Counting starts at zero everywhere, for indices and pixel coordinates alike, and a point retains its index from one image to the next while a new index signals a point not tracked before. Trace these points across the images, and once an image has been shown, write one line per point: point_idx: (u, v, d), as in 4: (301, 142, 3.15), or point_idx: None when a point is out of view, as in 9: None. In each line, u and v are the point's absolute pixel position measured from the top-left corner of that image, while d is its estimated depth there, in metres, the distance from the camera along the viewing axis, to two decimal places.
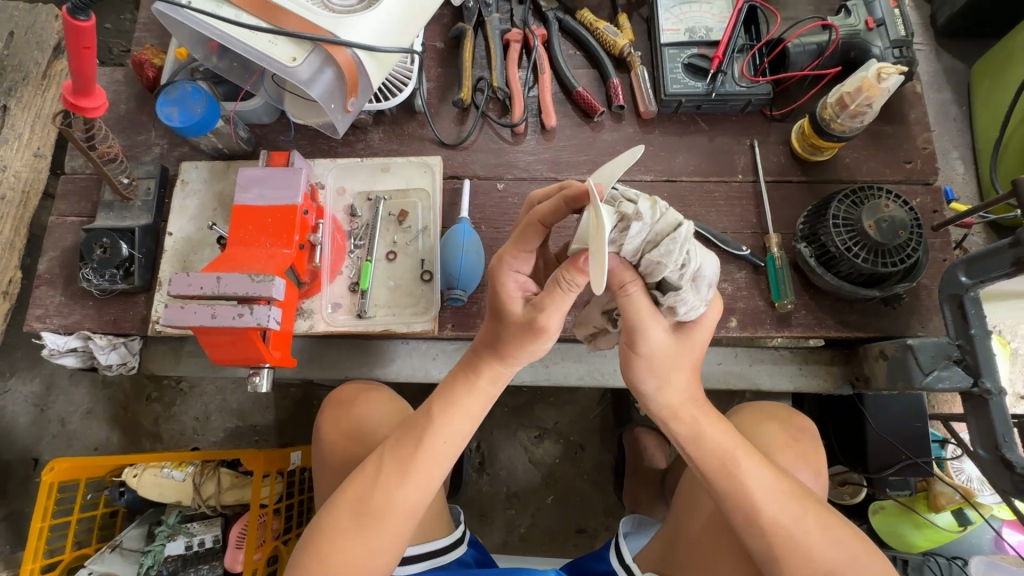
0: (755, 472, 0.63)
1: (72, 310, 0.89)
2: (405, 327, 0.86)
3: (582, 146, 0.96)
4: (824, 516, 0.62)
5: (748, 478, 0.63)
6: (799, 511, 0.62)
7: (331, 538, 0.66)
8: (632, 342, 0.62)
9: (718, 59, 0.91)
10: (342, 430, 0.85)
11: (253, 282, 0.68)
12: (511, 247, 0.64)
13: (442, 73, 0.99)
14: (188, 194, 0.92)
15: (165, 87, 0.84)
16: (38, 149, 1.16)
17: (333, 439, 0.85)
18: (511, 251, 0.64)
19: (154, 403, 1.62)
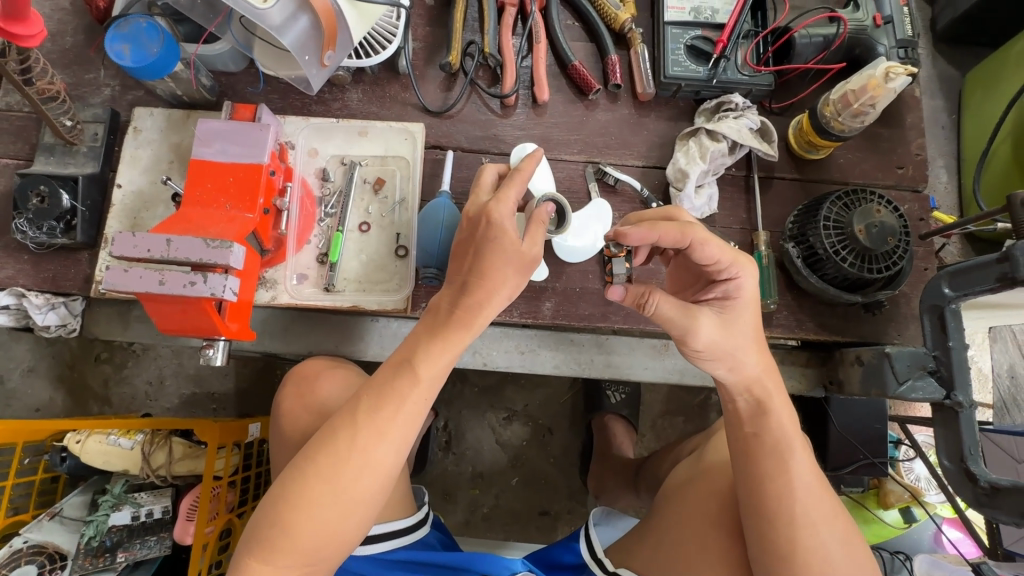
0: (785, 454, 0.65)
1: (4, 263, 0.81)
2: (376, 304, 0.80)
3: (574, 125, 0.91)
4: (834, 519, 0.63)
5: (783, 461, 0.64)
6: (813, 506, 0.62)
7: (291, 507, 0.63)
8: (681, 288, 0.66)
9: (722, 43, 0.87)
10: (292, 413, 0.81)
11: (207, 247, 0.61)
12: (508, 191, 0.64)
13: (429, 33, 0.91)
14: (141, 143, 0.84)
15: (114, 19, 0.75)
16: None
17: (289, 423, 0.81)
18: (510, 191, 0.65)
19: (103, 365, 1.53)
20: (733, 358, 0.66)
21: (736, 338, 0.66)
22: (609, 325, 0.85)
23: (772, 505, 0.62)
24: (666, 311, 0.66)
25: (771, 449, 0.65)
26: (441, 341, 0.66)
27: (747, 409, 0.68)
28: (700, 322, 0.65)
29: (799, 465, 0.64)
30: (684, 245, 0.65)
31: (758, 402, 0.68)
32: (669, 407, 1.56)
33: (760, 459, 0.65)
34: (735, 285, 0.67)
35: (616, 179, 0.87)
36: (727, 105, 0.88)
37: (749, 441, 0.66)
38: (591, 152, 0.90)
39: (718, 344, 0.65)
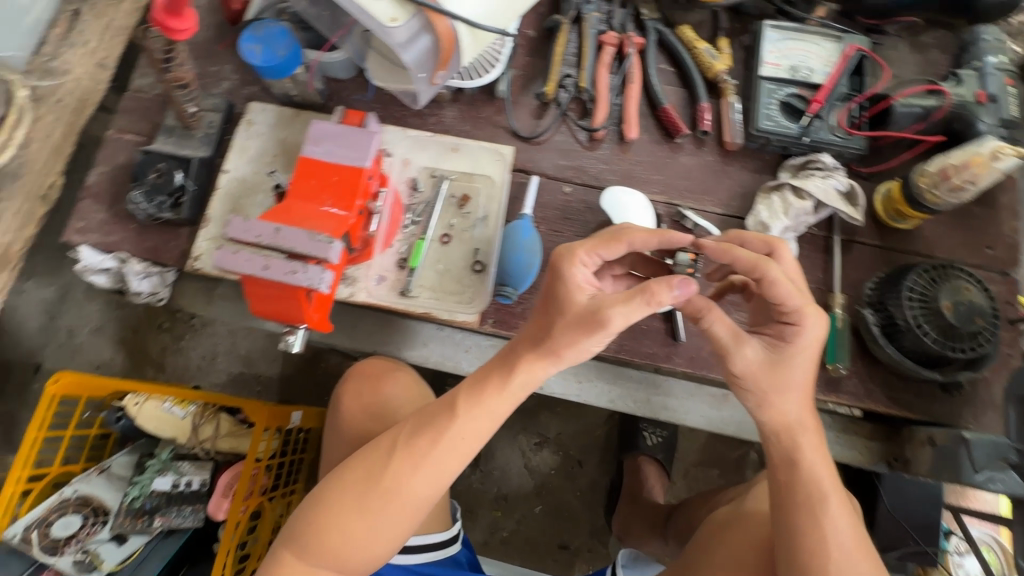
0: (823, 508, 0.64)
1: (113, 229, 0.87)
2: (447, 314, 0.82)
3: (658, 165, 0.92)
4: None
5: (822, 513, 0.64)
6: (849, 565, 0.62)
7: (333, 514, 0.72)
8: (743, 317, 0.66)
9: (818, 103, 0.87)
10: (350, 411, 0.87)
11: (311, 240, 0.65)
12: (585, 244, 0.69)
13: (528, 62, 0.96)
14: (252, 135, 0.90)
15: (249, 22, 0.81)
16: (101, 59, 1.24)
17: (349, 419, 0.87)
18: (587, 246, 0.68)
19: (164, 333, 1.61)
20: (763, 395, 0.66)
21: (776, 381, 0.65)
22: (671, 367, 0.85)
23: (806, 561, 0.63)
24: (716, 332, 0.67)
25: (809, 501, 0.64)
26: (489, 386, 0.72)
27: (779, 456, 0.67)
28: (745, 349, 0.65)
29: (833, 519, 0.63)
30: (753, 277, 0.66)
31: (789, 449, 0.67)
32: (704, 457, 1.53)
33: (795, 509, 0.65)
34: (793, 330, 0.66)
35: (695, 224, 0.88)
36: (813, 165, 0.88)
37: (785, 490, 0.66)
38: (671, 194, 0.91)
39: (757, 374, 0.65)
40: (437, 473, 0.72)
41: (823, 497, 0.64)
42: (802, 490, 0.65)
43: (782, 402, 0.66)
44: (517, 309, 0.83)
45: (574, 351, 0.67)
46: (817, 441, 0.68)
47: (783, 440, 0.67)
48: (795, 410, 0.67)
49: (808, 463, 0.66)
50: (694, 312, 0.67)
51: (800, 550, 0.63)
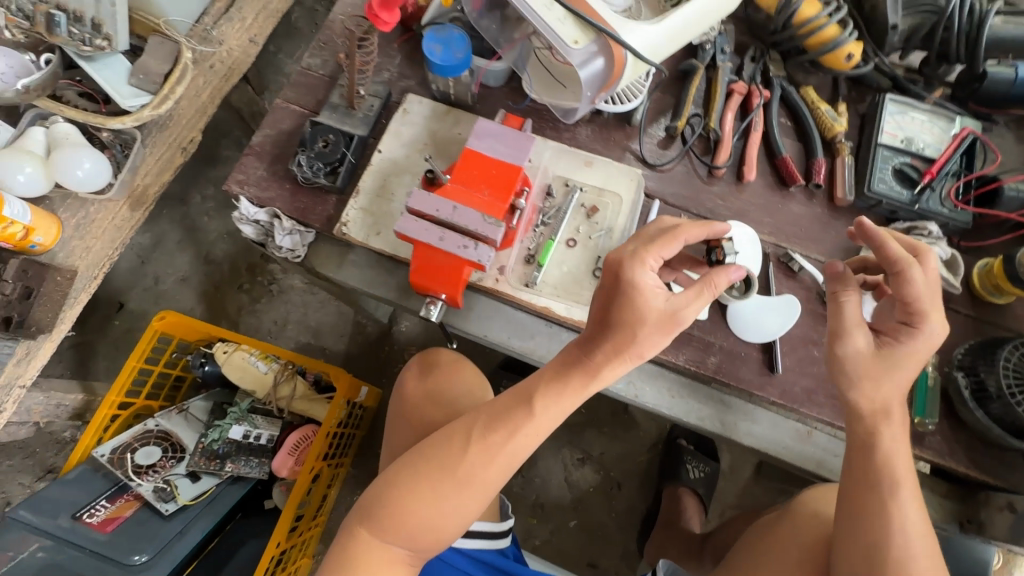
0: (898, 496, 0.71)
1: (269, 187, 0.96)
2: (565, 311, 0.89)
3: (769, 208, 0.99)
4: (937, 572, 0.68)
5: (892, 500, 0.71)
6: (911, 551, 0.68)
7: (405, 493, 0.77)
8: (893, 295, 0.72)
9: (931, 175, 0.94)
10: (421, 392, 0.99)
11: (483, 221, 0.72)
12: (650, 249, 0.73)
13: (661, 97, 1.04)
14: (406, 122, 0.98)
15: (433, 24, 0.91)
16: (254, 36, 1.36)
17: (416, 402, 0.99)
18: (654, 249, 0.73)
19: (243, 294, 1.69)
20: (874, 381, 0.73)
21: (878, 372, 0.73)
22: (763, 396, 0.90)
23: (870, 541, 0.70)
24: (847, 311, 0.75)
25: (876, 490, 0.71)
26: (565, 387, 0.77)
27: (864, 438, 0.74)
28: (858, 339, 0.73)
29: (907, 509, 0.70)
30: (897, 268, 0.72)
31: (870, 433, 0.74)
32: (740, 500, 1.55)
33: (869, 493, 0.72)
34: (913, 329, 0.73)
35: (801, 267, 0.94)
36: (920, 231, 0.94)
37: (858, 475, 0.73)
38: (780, 237, 0.98)
39: (863, 365, 0.73)
40: (507, 462, 0.78)
41: (899, 490, 0.71)
42: (876, 477, 0.72)
43: (856, 388, 0.74)
44: None
45: (648, 349, 0.74)
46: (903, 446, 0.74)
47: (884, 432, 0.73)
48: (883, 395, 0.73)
49: (890, 457, 0.72)
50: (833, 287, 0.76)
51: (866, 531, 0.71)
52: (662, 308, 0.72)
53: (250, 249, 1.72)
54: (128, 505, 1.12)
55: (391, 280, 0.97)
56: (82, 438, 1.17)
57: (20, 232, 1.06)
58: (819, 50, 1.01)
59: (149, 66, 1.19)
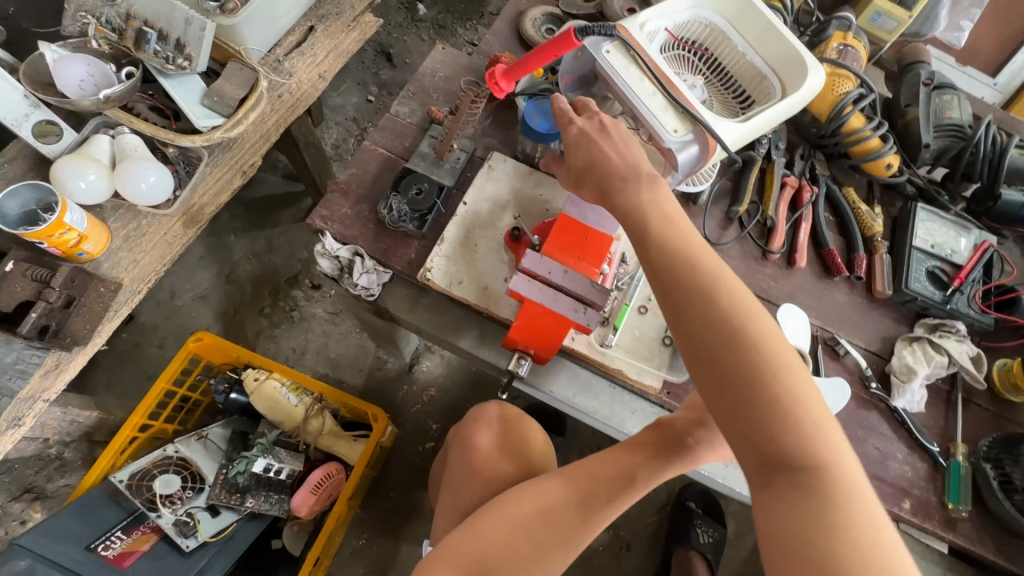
0: (721, 338, 0.60)
1: (354, 225, 0.98)
2: (636, 375, 0.93)
3: (815, 293, 1.08)
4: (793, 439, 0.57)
5: (784, 393, 0.58)
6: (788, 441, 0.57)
7: (503, 545, 0.78)
8: None
9: (960, 280, 1.05)
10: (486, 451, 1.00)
11: (592, 287, 0.76)
12: None
13: (721, 181, 1.13)
14: (491, 178, 1.03)
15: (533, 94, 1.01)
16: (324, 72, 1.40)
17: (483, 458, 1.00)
18: None
19: (262, 318, 1.66)
20: (645, 230, 0.69)
21: None
22: None
23: (815, 502, 0.55)
24: None
25: (780, 412, 0.57)
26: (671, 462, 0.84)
27: (718, 339, 0.60)
28: None
29: (765, 371, 0.59)
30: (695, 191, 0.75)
31: (704, 283, 0.63)
32: (744, 569, 1.58)
33: (781, 403, 0.58)
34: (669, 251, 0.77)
35: (846, 351, 1.02)
36: (949, 328, 1.04)
37: (707, 356, 0.60)
38: (825, 321, 1.06)
39: None
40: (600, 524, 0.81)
41: (762, 358, 0.59)
42: (734, 341, 0.60)
43: (714, 295, 0.62)
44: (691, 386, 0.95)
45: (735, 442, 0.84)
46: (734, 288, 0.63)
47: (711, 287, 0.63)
48: (735, 305, 0.62)
49: (758, 332, 0.60)
50: None
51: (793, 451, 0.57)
52: None
53: (275, 273, 1.70)
54: (145, 537, 1.08)
55: (463, 327, 0.99)
56: (97, 462, 1.12)
57: (74, 240, 1.03)
58: (863, 157, 1.14)
59: (224, 89, 1.20)
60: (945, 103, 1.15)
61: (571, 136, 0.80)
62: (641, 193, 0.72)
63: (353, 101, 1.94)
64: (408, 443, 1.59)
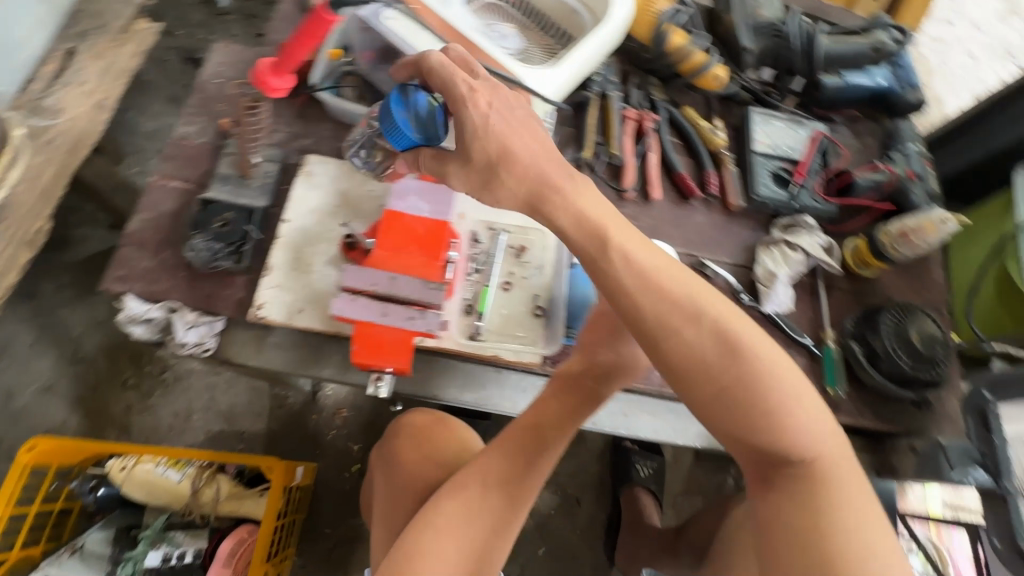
0: (662, 311, 0.63)
1: (161, 278, 0.84)
2: (513, 355, 0.88)
3: (677, 221, 1.07)
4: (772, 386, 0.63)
5: (749, 351, 0.63)
6: (768, 404, 0.63)
7: (432, 546, 0.74)
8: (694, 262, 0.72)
9: (801, 175, 1.08)
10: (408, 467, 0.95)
11: (425, 287, 0.74)
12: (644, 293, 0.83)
13: (561, 129, 1.08)
14: (310, 186, 0.92)
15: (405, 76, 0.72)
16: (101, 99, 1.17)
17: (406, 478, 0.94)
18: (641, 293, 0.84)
19: (129, 391, 1.46)
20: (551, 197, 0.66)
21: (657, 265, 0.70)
22: None
23: (808, 491, 0.62)
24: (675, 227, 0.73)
25: (772, 398, 0.63)
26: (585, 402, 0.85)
27: (654, 305, 0.63)
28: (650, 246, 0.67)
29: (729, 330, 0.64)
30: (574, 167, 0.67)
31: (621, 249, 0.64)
32: (687, 486, 1.66)
33: (745, 372, 0.63)
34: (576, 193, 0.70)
35: (714, 271, 1.03)
36: (801, 225, 1.07)
37: (635, 326, 0.64)
38: (690, 246, 1.06)
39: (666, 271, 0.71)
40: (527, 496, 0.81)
41: (718, 319, 0.64)
42: (691, 303, 0.64)
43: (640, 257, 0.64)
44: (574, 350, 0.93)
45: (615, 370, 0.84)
46: (644, 246, 0.66)
47: (615, 248, 0.64)
48: (673, 276, 0.65)
49: (710, 297, 0.65)
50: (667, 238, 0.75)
51: (757, 419, 0.63)
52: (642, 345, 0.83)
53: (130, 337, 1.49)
54: None
55: (323, 355, 0.89)
56: None
57: None
58: (693, 74, 1.12)
59: None
60: (757, 1, 1.15)
61: (478, 117, 0.66)
62: (524, 167, 0.66)
63: (170, 122, 1.69)
64: (332, 473, 1.49)
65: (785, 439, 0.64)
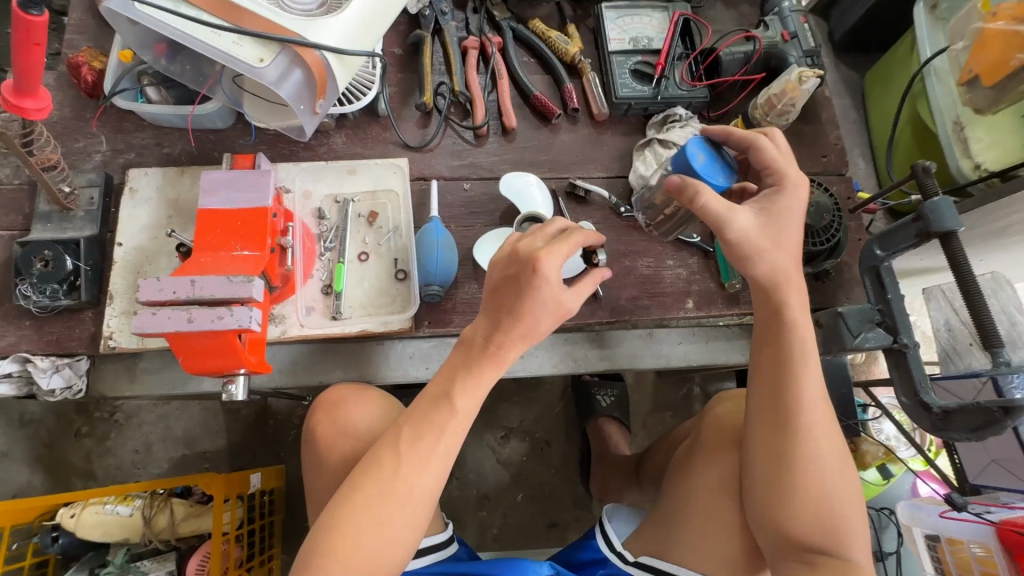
0: (812, 377, 0.75)
1: (5, 332, 0.82)
2: (381, 326, 0.85)
3: (542, 147, 1.01)
4: (832, 434, 0.75)
5: (805, 407, 0.75)
6: (826, 459, 0.74)
7: (344, 528, 0.71)
8: (721, 233, 0.73)
9: (660, 66, 1.00)
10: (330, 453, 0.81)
11: (230, 283, 0.65)
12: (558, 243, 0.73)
13: (401, 78, 1.01)
14: (138, 202, 0.87)
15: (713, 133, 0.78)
16: None
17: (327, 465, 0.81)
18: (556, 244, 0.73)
19: (85, 439, 1.48)
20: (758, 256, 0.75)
21: (767, 238, 0.74)
22: (594, 320, 0.94)
23: (822, 520, 0.73)
24: (711, 205, 0.71)
25: (801, 451, 0.74)
26: (476, 368, 0.76)
27: (787, 362, 0.76)
28: (740, 217, 0.72)
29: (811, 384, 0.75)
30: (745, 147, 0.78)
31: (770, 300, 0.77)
32: (654, 405, 1.67)
33: (813, 430, 0.74)
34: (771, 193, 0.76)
35: (587, 190, 0.97)
36: (673, 118, 1.00)
37: (775, 395, 0.76)
38: (560, 170, 1.00)
39: (751, 239, 0.74)
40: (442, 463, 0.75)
41: (809, 379, 0.75)
42: (794, 362, 0.75)
43: (798, 331, 0.76)
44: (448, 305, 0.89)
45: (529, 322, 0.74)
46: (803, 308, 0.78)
47: (794, 294, 0.76)
48: (801, 344, 0.76)
49: (808, 359, 0.76)
50: (684, 195, 0.71)
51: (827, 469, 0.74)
52: (569, 294, 0.74)
53: None
54: None
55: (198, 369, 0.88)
56: None
57: None
58: None
59: None
60: None
61: (796, 172, 0.76)
62: (778, 252, 0.75)
63: None
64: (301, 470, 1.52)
65: (838, 479, 0.74)
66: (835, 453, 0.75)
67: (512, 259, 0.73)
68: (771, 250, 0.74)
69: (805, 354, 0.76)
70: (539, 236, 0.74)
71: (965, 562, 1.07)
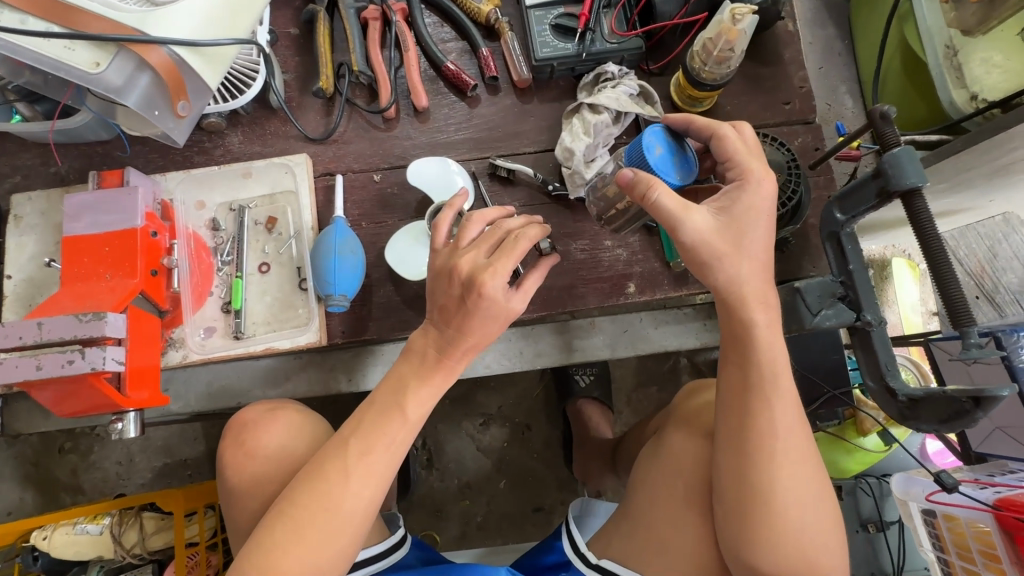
0: (781, 395, 0.67)
1: None
2: (288, 342, 0.80)
3: (460, 125, 0.91)
4: (805, 457, 0.66)
5: (772, 429, 0.66)
6: (799, 487, 0.65)
7: (280, 547, 0.63)
8: (677, 234, 0.66)
9: (584, 17, 0.86)
10: (246, 470, 0.76)
11: (79, 323, 0.60)
12: (503, 258, 0.64)
13: (299, 62, 0.91)
14: (24, 230, 0.82)
15: (673, 121, 0.70)
16: None
17: (243, 482, 0.76)
18: (504, 258, 0.65)
19: (68, 455, 1.50)
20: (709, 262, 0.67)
21: (728, 240, 0.67)
22: (527, 314, 0.87)
23: (790, 551, 0.65)
24: (666, 203, 0.64)
25: (769, 480, 0.65)
26: (428, 376, 0.70)
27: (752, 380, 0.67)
28: (695, 216, 0.65)
29: (781, 405, 0.66)
30: (706, 135, 0.70)
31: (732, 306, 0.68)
32: (640, 380, 1.58)
33: (783, 455, 0.65)
34: (736, 188, 0.68)
35: (509, 169, 0.87)
36: (604, 77, 0.88)
37: (739, 416, 0.68)
38: (481, 148, 0.90)
39: (709, 241, 0.66)
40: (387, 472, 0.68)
41: (776, 398, 0.67)
42: (758, 380, 0.67)
43: (767, 351, 0.67)
44: (361, 312, 0.82)
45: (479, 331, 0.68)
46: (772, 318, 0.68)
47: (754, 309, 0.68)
48: (768, 360, 0.67)
49: (777, 376, 0.67)
50: (636, 189, 0.64)
51: (800, 498, 0.65)
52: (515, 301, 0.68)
53: None
54: None
55: None
56: None
57: None
58: None
59: None
60: None
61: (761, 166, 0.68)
62: (733, 256, 0.67)
63: None
64: None
65: (812, 508, 0.66)
66: (811, 478, 0.66)
67: (445, 275, 0.67)
68: (731, 254, 0.67)
69: (772, 370, 0.67)
70: (479, 248, 0.66)
71: (961, 538, 0.98)
